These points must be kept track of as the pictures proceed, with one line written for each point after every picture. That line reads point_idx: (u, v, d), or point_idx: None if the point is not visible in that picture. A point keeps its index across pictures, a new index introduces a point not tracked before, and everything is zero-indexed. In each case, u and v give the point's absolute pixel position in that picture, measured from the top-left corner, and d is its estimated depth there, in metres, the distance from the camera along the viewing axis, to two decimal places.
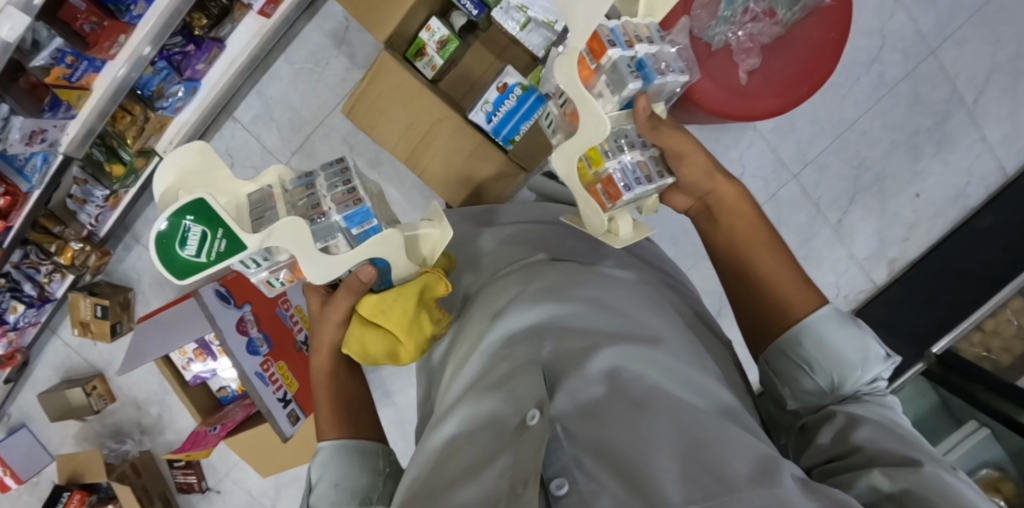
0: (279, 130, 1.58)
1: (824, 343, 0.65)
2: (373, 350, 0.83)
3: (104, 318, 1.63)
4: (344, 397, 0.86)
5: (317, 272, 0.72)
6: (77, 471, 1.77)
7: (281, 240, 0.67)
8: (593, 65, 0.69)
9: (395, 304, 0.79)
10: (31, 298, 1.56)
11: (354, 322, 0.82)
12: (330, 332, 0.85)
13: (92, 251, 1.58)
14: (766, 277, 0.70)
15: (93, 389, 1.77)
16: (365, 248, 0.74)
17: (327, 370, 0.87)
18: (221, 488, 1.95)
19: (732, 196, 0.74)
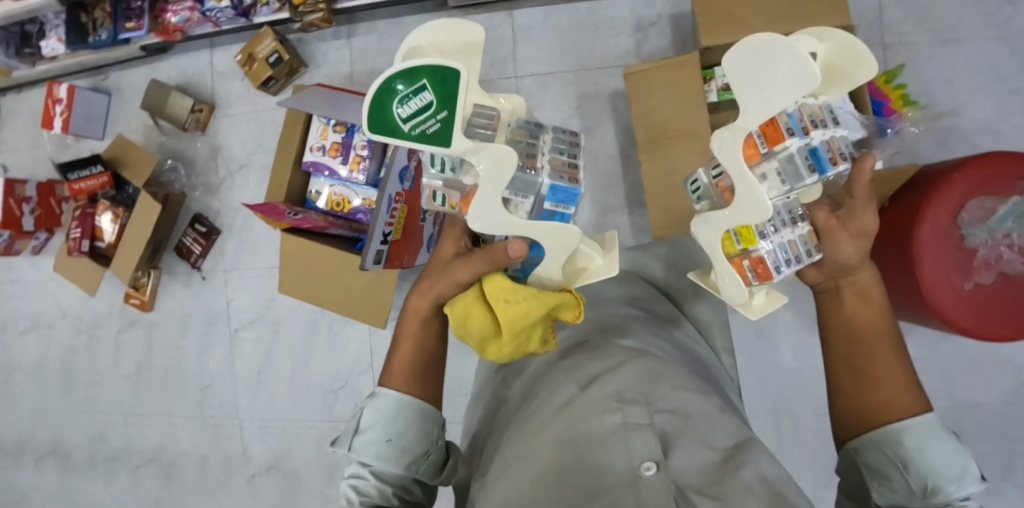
0: (536, 49, 1.60)
1: (941, 440, 0.57)
2: (471, 326, 0.70)
3: (271, 64, 1.62)
4: (421, 346, 0.74)
5: (483, 215, 0.63)
6: (122, 160, 1.69)
7: (484, 162, 0.60)
8: (763, 148, 0.63)
9: (525, 302, 0.67)
10: (237, 4, 1.54)
11: (473, 289, 0.71)
12: (445, 274, 0.73)
13: (320, 9, 1.53)
14: (883, 364, 0.62)
15: (198, 111, 1.74)
16: (534, 227, 0.67)
17: (419, 316, 0.75)
18: (208, 277, 1.81)
19: (866, 278, 0.67)
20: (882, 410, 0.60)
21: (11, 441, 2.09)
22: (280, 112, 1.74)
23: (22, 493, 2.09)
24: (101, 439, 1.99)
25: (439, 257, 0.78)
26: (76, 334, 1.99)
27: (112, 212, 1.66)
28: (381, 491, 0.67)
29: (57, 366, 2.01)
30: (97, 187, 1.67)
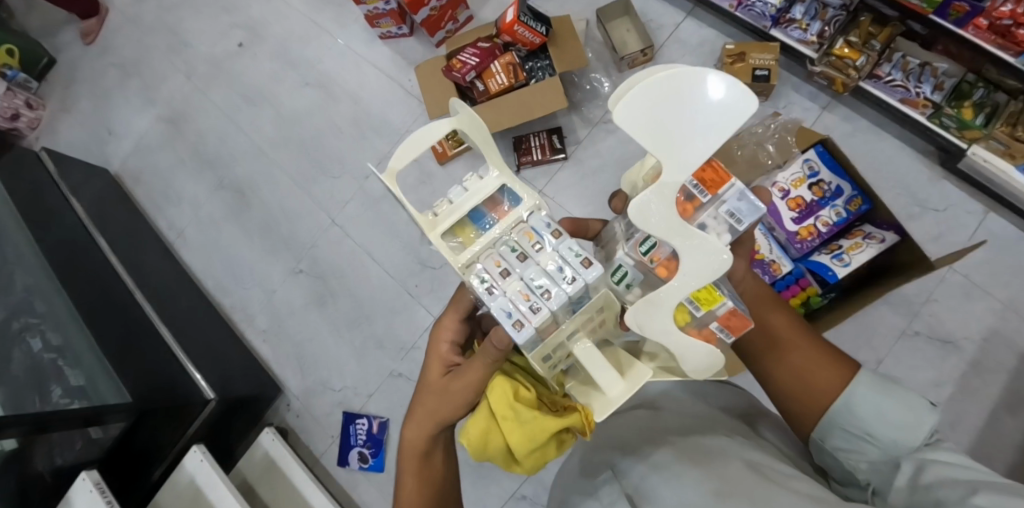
0: (986, 259, 1.45)
1: (884, 391, 0.64)
2: (490, 448, 0.76)
3: (753, 76, 1.52)
4: (430, 477, 0.81)
5: (662, 212, 0.48)
6: (558, 36, 1.57)
7: (647, 112, 0.43)
8: (698, 202, 0.58)
9: (535, 420, 0.69)
10: (781, 10, 1.47)
11: (481, 415, 0.75)
12: (445, 395, 0.79)
13: (848, 73, 1.44)
14: (803, 360, 0.70)
15: (642, 54, 1.62)
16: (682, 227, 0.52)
17: (424, 430, 0.81)
18: (519, 184, 1.67)
19: (773, 313, 0.75)
20: (826, 401, 0.67)
21: (211, 153, 1.98)
22: None
23: (181, 199, 1.98)
24: (289, 219, 1.83)
25: (425, 382, 0.84)
26: (350, 122, 1.86)
27: (518, 73, 1.56)
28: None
29: (308, 132, 1.88)
30: (524, 40, 1.54)
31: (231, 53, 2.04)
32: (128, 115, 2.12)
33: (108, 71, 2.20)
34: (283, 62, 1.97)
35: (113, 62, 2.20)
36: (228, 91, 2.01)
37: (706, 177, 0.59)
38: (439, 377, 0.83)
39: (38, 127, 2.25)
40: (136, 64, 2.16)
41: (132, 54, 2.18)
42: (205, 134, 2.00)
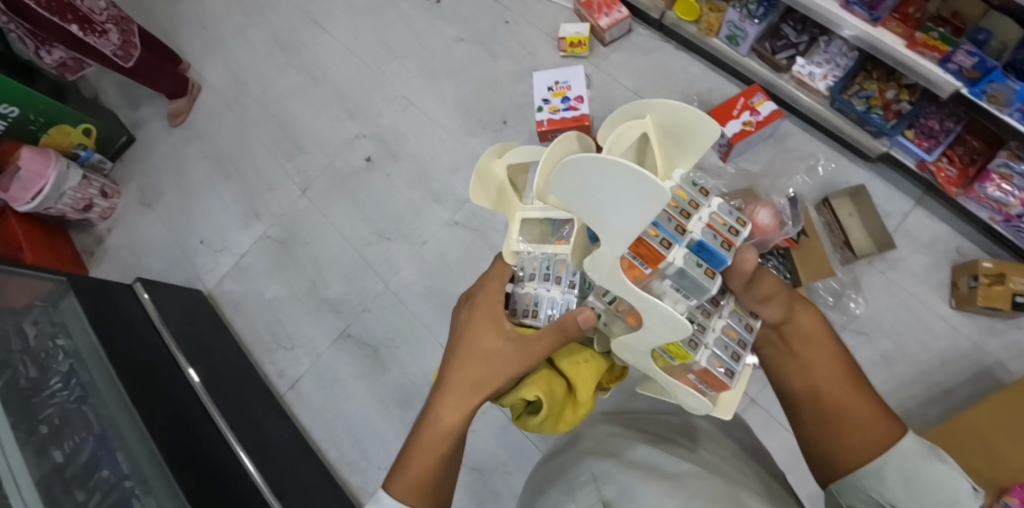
0: None
1: (921, 465, 0.56)
2: (557, 398, 0.67)
3: (1014, 303, 1.31)
4: (445, 448, 0.61)
5: (610, 274, 0.50)
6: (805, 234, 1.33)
7: (572, 186, 0.43)
8: (643, 269, 0.52)
9: (592, 362, 0.69)
10: None
11: (537, 375, 0.67)
12: (497, 363, 0.63)
13: None
14: (853, 426, 0.58)
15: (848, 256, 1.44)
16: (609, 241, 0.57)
17: (472, 385, 0.63)
18: None
19: (817, 337, 0.62)
20: (869, 452, 0.57)
21: (333, 289, 1.68)
22: (940, 322, 1.44)
23: (294, 343, 1.67)
24: None
25: (476, 343, 0.65)
26: None
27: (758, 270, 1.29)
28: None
29: (461, 285, 1.60)
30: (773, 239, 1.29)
31: (358, 169, 1.77)
32: (228, 227, 1.84)
33: (203, 167, 1.94)
34: (425, 191, 1.70)
35: (212, 160, 1.93)
36: (354, 214, 1.73)
37: (643, 253, 0.53)
38: (494, 342, 0.65)
39: (110, 217, 2.02)
40: (238, 164, 1.90)
41: (233, 151, 1.92)
42: (325, 265, 1.71)
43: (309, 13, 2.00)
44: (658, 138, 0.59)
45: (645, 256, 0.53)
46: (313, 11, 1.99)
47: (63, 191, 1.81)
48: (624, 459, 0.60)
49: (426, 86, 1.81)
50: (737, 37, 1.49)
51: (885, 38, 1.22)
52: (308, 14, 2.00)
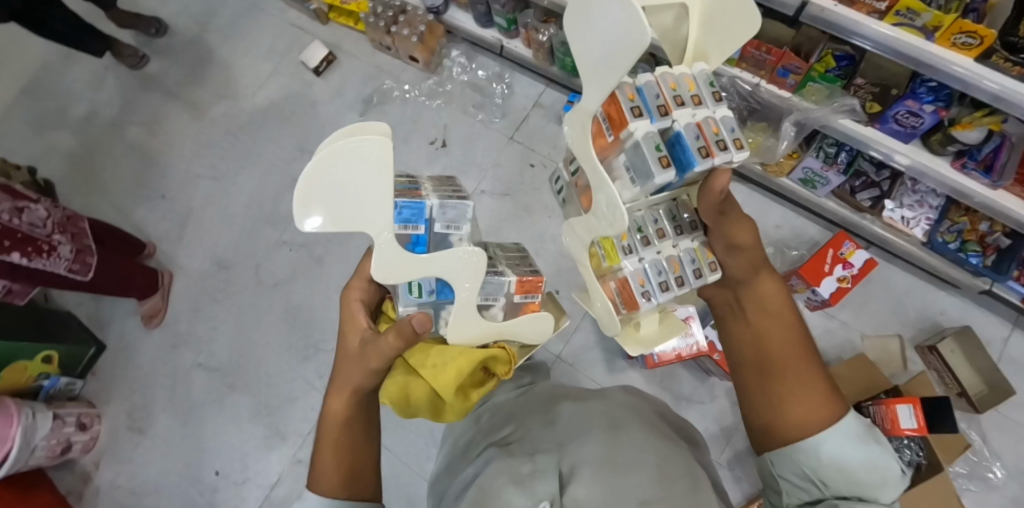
0: None
1: (861, 442, 0.55)
2: (417, 402, 0.71)
3: None
4: (348, 446, 0.64)
5: (581, 136, 0.62)
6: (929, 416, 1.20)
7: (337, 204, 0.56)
8: (611, 136, 0.63)
9: (455, 361, 0.68)
10: None
11: (397, 370, 0.71)
12: (358, 363, 0.66)
13: None
14: (792, 386, 0.59)
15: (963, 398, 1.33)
16: (431, 262, 0.63)
17: (348, 393, 0.66)
18: None
19: (776, 298, 0.66)
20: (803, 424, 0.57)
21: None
22: None
23: None
24: None
25: (344, 351, 0.69)
26: None
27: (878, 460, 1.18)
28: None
29: None
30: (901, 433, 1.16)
31: None
32: (248, 453, 1.56)
33: (200, 378, 1.64)
34: None
35: (211, 368, 1.64)
36: (400, 421, 1.50)
37: (613, 116, 0.63)
38: (357, 341, 0.68)
39: (93, 447, 1.67)
40: (244, 371, 1.61)
41: (236, 355, 1.63)
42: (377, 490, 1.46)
43: (294, 174, 1.73)
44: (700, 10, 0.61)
45: (613, 122, 0.63)
46: (299, 171, 1.73)
47: (33, 444, 1.45)
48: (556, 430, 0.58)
49: None
50: (814, 180, 1.32)
51: (1009, 201, 1.08)
52: (294, 176, 1.73)
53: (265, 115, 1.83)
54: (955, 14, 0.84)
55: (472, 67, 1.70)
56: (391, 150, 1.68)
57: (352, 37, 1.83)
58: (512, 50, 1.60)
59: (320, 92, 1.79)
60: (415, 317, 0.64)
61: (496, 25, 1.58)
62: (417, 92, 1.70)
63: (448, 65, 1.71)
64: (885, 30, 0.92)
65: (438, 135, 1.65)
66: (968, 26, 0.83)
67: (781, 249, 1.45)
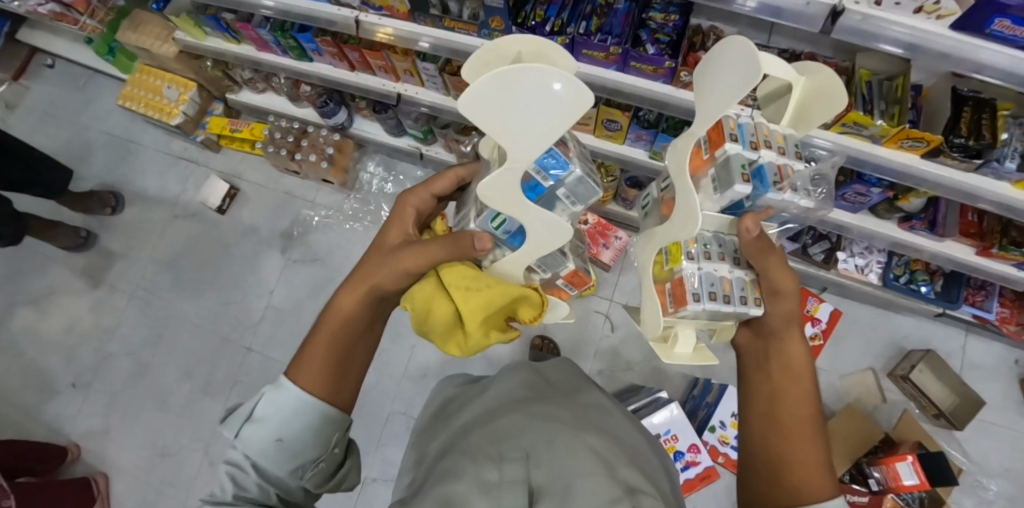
0: None
1: None
2: (438, 315, 0.67)
3: None
4: (345, 341, 0.55)
5: (681, 156, 0.67)
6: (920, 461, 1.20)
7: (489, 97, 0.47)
8: (707, 154, 0.66)
9: (486, 289, 0.65)
10: None
11: (430, 279, 0.67)
12: (388, 258, 0.60)
13: None
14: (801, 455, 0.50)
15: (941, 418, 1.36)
16: (532, 213, 0.58)
17: (367, 289, 0.58)
18: None
19: (792, 360, 0.58)
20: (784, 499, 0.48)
21: None
22: None
23: None
24: None
25: (382, 241, 0.65)
26: None
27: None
28: (264, 489, 0.48)
29: None
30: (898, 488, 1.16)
31: None
32: None
33: None
34: None
35: None
36: None
37: (714, 138, 0.65)
38: (399, 238, 0.64)
39: None
40: None
41: None
42: None
43: (224, 333, 1.54)
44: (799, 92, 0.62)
45: (712, 142, 0.66)
46: (227, 329, 1.53)
47: None
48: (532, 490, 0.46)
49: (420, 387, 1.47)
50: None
51: (955, 249, 1.15)
52: (223, 334, 1.54)
53: (172, 269, 1.61)
54: (901, 125, 0.85)
55: (393, 176, 1.58)
56: (327, 283, 1.52)
57: (253, 163, 1.65)
58: (431, 156, 1.48)
59: (230, 232, 1.61)
60: (482, 235, 0.59)
61: (410, 135, 1.45)
62: (341, 216, 1.56)
63: (366, 180, 1.58)
64: (833, 136, 0.93)
65: None
66: (916, 135, 0.85)
67: None
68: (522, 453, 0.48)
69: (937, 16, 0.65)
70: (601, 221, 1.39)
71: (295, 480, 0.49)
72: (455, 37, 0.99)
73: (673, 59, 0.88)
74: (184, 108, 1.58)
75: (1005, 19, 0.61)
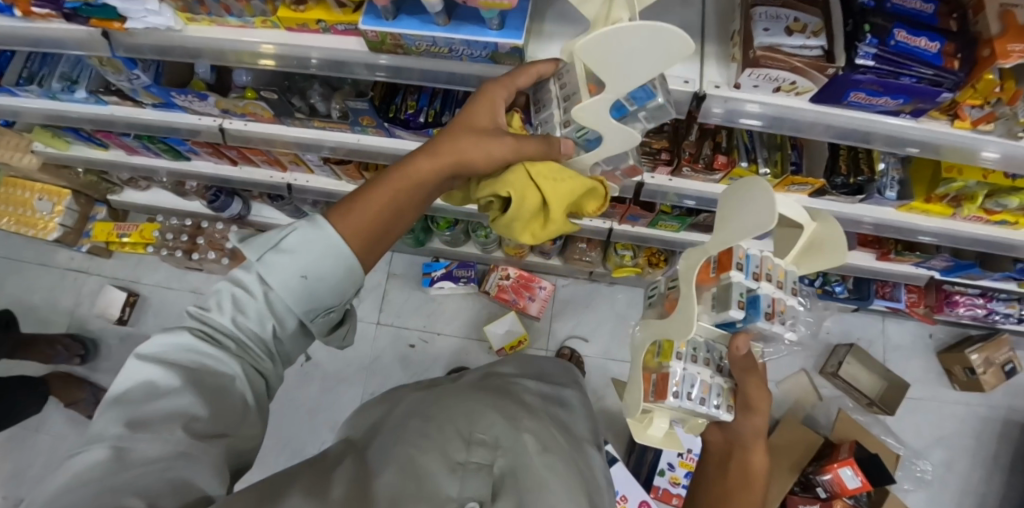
0: None
1: None
2: (523, 209, 0.56)
3: (1004, 374, 1.47)
4: (387, 228, 0.51)
5: (691, 261, 0.63)
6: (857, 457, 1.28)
7: (597, 51, 0.44)
8: (713, 273, 0.65)
9: (570, 182, 0.55)
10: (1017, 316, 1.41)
11: (517, 170, 0.54)
12: (477, 139, 0.53)
13: None
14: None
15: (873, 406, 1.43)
16: (610, 129, 0.53)
17: (443, 164, 0.53)
18: None
19: (748, 443, 0.69)
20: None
21: None
22: (964, 408, 1.51)
23: None
24: None
25: (467, 110, 0.55)
26: None
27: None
28: (264, 316, 0.44)
29: None
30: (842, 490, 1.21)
31: None
32: None
33: None
34: None
35: None
36: None
37: (723, 261, 0.64)
38: (489, 116, 0.54)
39: None
40: None
41: None
42: None
43: None
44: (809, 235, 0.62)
45: (719, 263, 0.65)
46: None
47: None
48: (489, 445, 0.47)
49: None
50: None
51: (858, 258, 1.22)
52: None
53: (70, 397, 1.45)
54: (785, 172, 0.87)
55: None
56: None
57: (150, 264, 1.54)
58: None
59: (136, 344, 1.48)
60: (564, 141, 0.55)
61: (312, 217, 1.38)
62: None
63: None
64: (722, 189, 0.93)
65: None
66: (800, 180, 0.88)
67: None
68: (491, 437, 0.46)
69: (795, 94, 0.66)
70: (522, 274, 1.42)
71: (297, 317, 0.46)
72: (330, 135, 0.94)
73: None
74: (60, 220, 1.43)
75: (861, 92, 0.63)
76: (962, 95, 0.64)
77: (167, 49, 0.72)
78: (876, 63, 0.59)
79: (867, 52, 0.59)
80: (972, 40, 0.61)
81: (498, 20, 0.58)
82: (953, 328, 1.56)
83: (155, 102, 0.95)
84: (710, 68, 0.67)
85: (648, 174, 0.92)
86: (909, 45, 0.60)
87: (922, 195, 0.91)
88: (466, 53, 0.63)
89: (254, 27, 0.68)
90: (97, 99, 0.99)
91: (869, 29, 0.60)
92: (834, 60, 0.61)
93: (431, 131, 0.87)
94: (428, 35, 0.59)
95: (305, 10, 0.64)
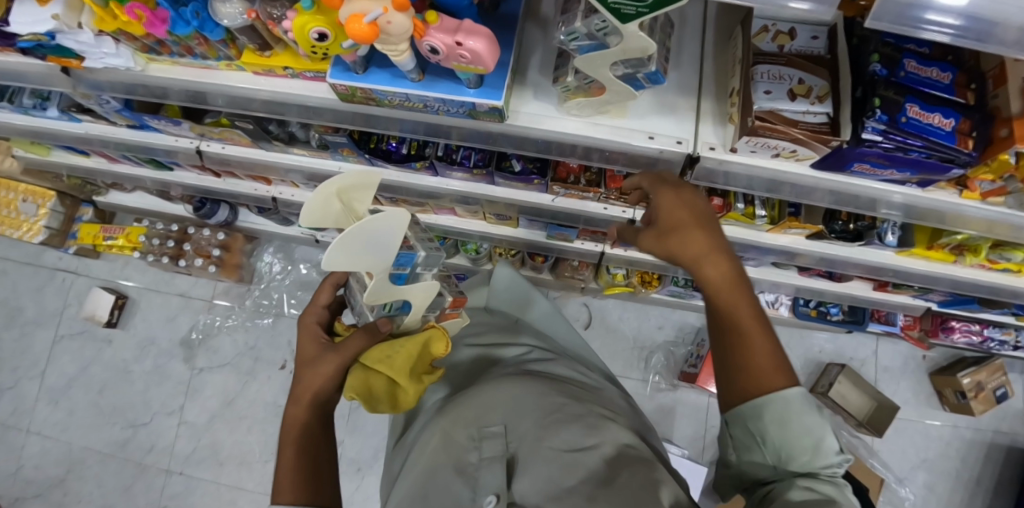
0: None
1: (808, 420, 0.41)
2: (379, 394, 0.58)
3: (994, 399, 1.49)
4: (311, 445, 0.53)
5: (596, 69, 0.51)
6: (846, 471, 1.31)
7: (329, 214, 0.48)
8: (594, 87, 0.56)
9: (405, 348, 0.59)
10: (1008, 344, 1.41)
11: (357, 369, 0.58)
12: (315, 369, 0.56)
13: None
14: (748, 346, 0.44)
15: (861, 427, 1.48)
16: (407, 292, 0.59)
17: (311, 401, 0.56)
18: None
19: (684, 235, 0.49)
20: (744, 399, 0.44)
21: None
22: (949, 430, 1.53)
23: None
24: None
25: (299, 362, 0.59)
26: None
27: None
28: None
29: None
30: None
31: None
32: None
33: None
34: None
35: None
36: None
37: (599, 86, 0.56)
38: (311, 349, 0.59)
39: None
40: None
41: None
42: None
43: (138, 459, 1.43)
44: (614, 46, 0.48)
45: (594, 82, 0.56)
46: (141, 454, 1.43)
47: None
48: (490, 395, 0.56)
49: (357, 482, 1.42)
50: (681, 296, 1.38)
51: (856, 288, 1.24)
52: (138, 460, 1.43)
53: (67, 399, 1.48)
54: (789, 215, 0.86)
55: (298, 265, 1.54)
56: (243, 388, 1.46)
57: (138, 266, 1.56)
58: (328, 242, 1.42)
59: (126, 346, 1.51)
60: (381, 320, 0.62)
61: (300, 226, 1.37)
62: (244, 310, 1.51)
63: (265, 272, 1.53)
64: None
65: (287, 356, 1.47)
66: (800, 225, 0.86)
67: (667, 350, 1.49)
68: (501, 426, 0.52)
69: (795, 158, 0.64)
70: None
71: None
72: (311, 163, 0.92)
73: (542, 177, 0.83)
74: (46, 222, 1.43)
75: (865, 163, 0.60)
76: (977, 170, 0.62)
77: (127, 85, 0.72)
78: (885, 139, 0.55)
79: (874, 127, 0.55)
80: (990, 115, 0.57)
81: (475, 79, 0.53)
82: (946, 350, 1.57)
83: (129, 124, 0.93)
84: (706, 128, 0.63)
85: (639, 212, 0.89)
86: (922, 121, 0.55)
87: (923, 243, 0.92)
88: (442, 108, 0.59)
89: (216, 68, 0.68)
90: (71, 116, 0.96)
91: (878, 103, 0.54)
92: (838, 131, 0.56)
93: (414, 163, 0.85)
94: (400, 91, 0.55)
95: (272, 55, 0.61)
